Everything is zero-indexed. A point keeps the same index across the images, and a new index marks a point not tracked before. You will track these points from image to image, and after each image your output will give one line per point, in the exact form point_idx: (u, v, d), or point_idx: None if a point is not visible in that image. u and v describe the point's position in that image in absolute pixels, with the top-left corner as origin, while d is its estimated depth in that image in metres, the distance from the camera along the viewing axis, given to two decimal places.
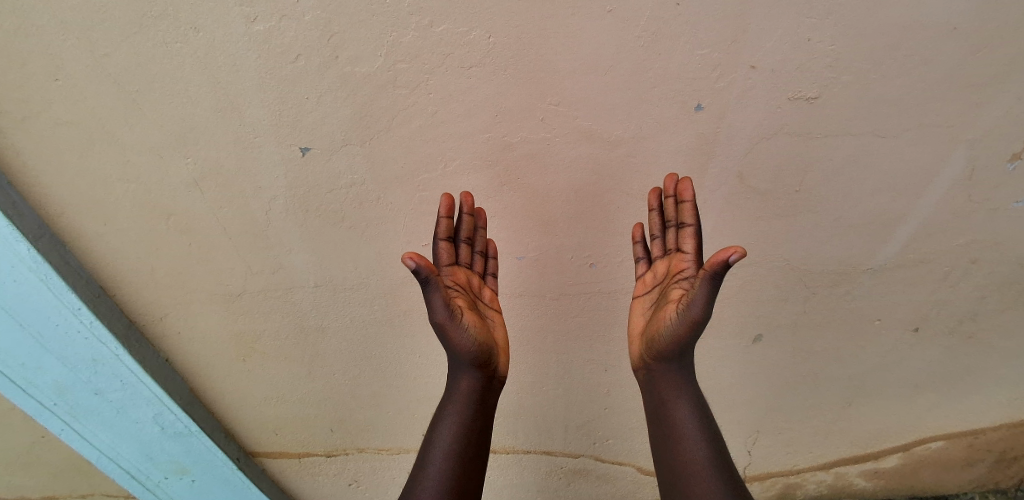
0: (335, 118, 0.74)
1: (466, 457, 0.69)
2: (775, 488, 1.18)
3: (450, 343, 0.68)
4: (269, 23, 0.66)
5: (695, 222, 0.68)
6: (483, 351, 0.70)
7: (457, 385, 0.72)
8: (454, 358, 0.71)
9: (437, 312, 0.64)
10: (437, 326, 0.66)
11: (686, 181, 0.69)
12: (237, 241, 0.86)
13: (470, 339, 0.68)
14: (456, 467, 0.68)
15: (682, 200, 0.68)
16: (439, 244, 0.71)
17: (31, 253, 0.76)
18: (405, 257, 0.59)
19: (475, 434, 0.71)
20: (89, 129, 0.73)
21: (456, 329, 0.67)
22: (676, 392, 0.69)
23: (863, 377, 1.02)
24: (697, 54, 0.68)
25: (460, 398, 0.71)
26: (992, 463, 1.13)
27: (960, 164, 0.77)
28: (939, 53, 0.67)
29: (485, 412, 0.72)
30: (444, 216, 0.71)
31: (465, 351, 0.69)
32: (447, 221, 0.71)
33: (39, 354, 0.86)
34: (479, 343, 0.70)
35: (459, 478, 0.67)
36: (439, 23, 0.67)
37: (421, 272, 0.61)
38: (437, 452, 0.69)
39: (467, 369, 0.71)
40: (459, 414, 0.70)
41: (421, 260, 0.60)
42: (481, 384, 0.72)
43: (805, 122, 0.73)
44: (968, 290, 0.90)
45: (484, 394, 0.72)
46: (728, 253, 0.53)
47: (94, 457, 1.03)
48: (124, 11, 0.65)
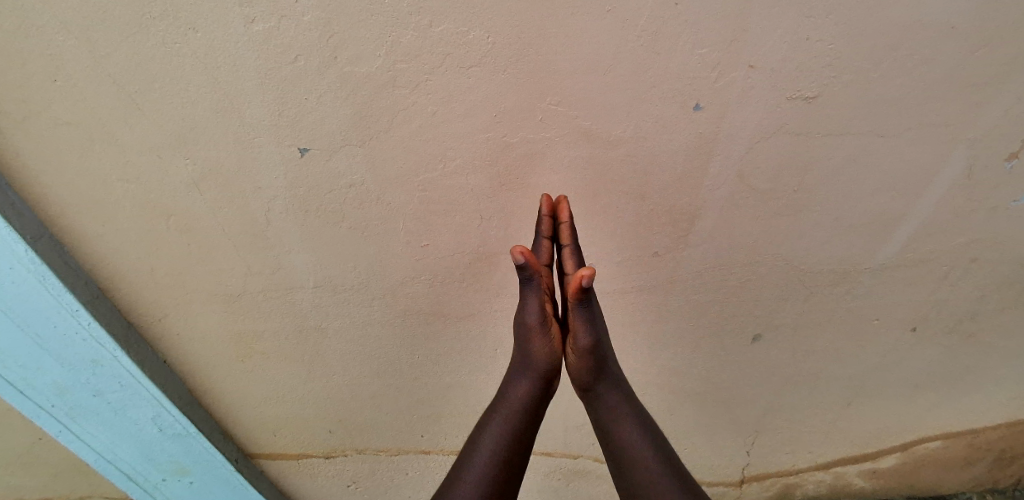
0: (335, 118, 0.74)
1: (509, 463, 0.71)
2: (775, 487, 1.19)
3: (530, 347, 0.73)
4: (268, 23, 0.66)
5: (573, 241, 0.73)
6: (555, 362, 0.74)
7: (514, 391, 0.75)
8: (526, 364, 0.75)
9: (530, 311, 0.71)
10: (525, 326, 0.73)
11: (562, 202, 0.77)
12: (236, 241, 0.86)
13: (549, 349, 0.73)
14: (497, 472, 0.70)
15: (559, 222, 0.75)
16: (541, 240, 0.75)
17: (29, 253, 0.75)
18: (518, 250, 0.65)
19: (520, 443, 0.72)
20: (89, 129, 0.73)
21: (541, 335, 0.72)
22: (618, 412, 0.73)
23: (863, 376, 1.03)
24: (698, 54, 0.68)
25: (510, 403, 0.74)
26: (991, 462, 1.14)
27: (960, 164, 0.77)
28: (940, 54, 0.67)
29: (533, 422, 0.74)
30: (544, 213, 0.76)
31: (540, 358, 0.73)
32: (549, 220, 0.76)
33: (38, 356, 0.85)
34: (554, 356, 0.74)
35: (499, 483, 0.69)
36: (438, 23, 0.66)
37: (526, 268, 0.67)
38: (480, 455, 0.71)
39: (531, 373, 0.74)
40: (505, 420, 0.73)
41: (529, 256, 0.65)
42: (538, 393, 0.75)
43: (805, 122, 0.73)
44: (967, 289, 0.90)
45: (537, 404, 0.75)
46: (581, 277, 0.62)
47: (93, 458, 1.02)
48: (123, 11, 0.64)
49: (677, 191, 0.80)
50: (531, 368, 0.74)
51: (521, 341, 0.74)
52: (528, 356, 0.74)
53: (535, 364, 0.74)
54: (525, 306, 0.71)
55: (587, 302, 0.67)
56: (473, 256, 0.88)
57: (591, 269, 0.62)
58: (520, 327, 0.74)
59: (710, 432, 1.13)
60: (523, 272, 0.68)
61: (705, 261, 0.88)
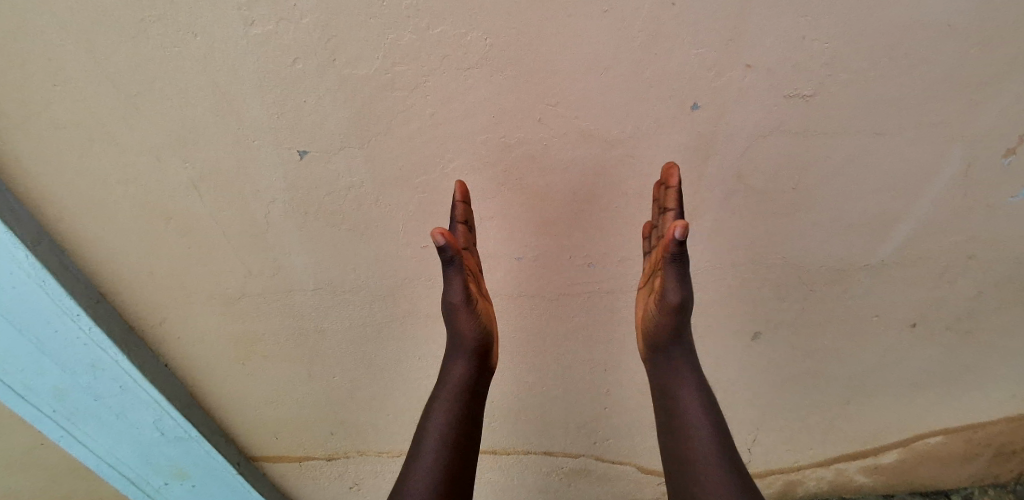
0: (335, 119, 0.74)
1: (458, 447, 0.72)
2: (775, 484, 1.19)
3: (455, 325, 0.73)
4: (267, 26, 0.66)
5: (678, 207, 0.69)
6: (482, 339, 0.76)
7: (451, 372, 0.76)
8: (455, 343, 0.76)
9: (453, 292, 0.70)
10: (450, 306, 0.71)
11: (672, 169, 0.72)
12: (236, 243, 0.86)
13: (475, 323, 0.74)
14: (449, 458, 0.71)
15: (668, 187, 0.70)
16: (456, 226, 0.73)
17: (29, 259, 0.75)
18: (436, 233, 0.64)
19: (463, 427, 0.74)
20: (88, 130, 0.73)
21: (467, 313, 0.72)
22: (681, 380, 0.73)
23: (863, 373, 1.03)
24: (697, 54, 0.68)
25: (450, 385, 0.75)
26: (990, 458, 1.14)
27: (958, 162, 0.77)
28: (938, 53, 0.68)
29: (475, 401, 0.76)
30: (457, 200, 0.74)
31: (467, 334, 0.74)
32: (463, 205, 0.74)
33: (38, 360, 0.85)
34: (481, 330, 0.75)
35: (453, 468, 0.71)
36: (436, 25, 0.67)
37: (447, 251, 0.66)
38: (430, 442, 0.72)
39: (463, 352, 0.76)
40: (448, 404, 0.74)
41: (449, 237, 0.64)
42: (474, 371, 0.77)
43: (804, 121, 0.73)
44: (966, 287, 0.91)
45: (475, 383, 0.77)
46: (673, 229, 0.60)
47: (95, 462, 1.02)
48: (122, 13, 0.64)
49: None
50: (462, 347, 0.76)
51: (449, 321, 0.74)
52: (457, 335, 0.75)
53: (464, 342, 0.75)
54: (447, 288, 0.70)
55: (681, 259, 0.63)
56: None
57: (685, 222, 0.59)
58: (445, 307, 0.73)
59: None
60: (445, 253, 0.67)
61: (705, 260, 0.88)
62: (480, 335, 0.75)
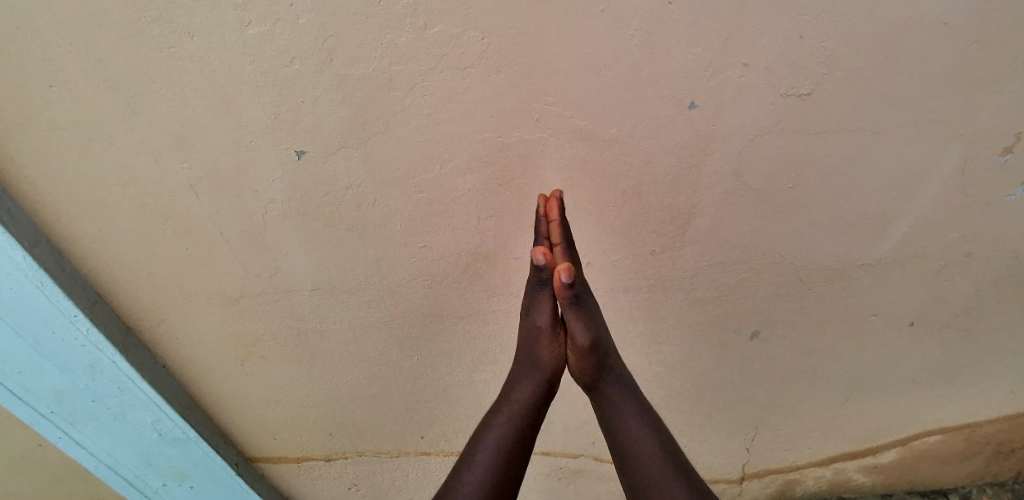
0: (333, 120, 0.74)
1: (511, 462, 0.73)
2: (775, 483, 1.19)
3: (537, 348, 0.78)
4: (264, 26, 0.66)
5: (563, 240, 0.76)
6: (558, 367, 0.79)
7: (517, 391, 0.79)
8: (531, 366, 0.79)
9: (543, 315, 0.77)
10: (536, 328, 0.78)
11: (552, 200, 0.77)
12: (234, 244, 0.85)
13: (556, 351, 0.79)
14: (501, 471, 0.72)
15: (550, 221, 0.76)
16: (546, 244, 0.76)
17: (26, 259, 0.75)
18: (540, 253, 0.70)
19: (522, 443, 0.75)
20: (87, 131, 0.73)
21: (550, 338, 0.78)
22: (621, 405, 0.76)
23: (862, 372, 1.03)
24: (694, 53, 0.68)
25: (515, 403, 0.78)
26: (989, 457, 1.14)
27: (956, 160, 0.77)
28: (935, 51, 0.68)
29: (535, 422, 0.77)
30: (553, 218, 0.76)
31: (547, 359, 0.79)
32: (553, 223, 0.76)
33: (36, 361, 0.85)
34: (560, 358, 0.79)
35: (502, 481, 0.71)
36: (433, 25, 0.66)
37: (545, 271, 0.72)
38: (483, 451, 0.73)
39: (535, 375, 0.79)
40: (509, 419, 0.76)
41: (550, 259, 0.71)
42: (541, 395, 0.79)
43: (801, 119, 0.73)
44: (964, 285, 0.91)
45: (540, 404, 0.78)
46: (560, 273, 0.69)
47: (93, 464, 1.02)
48: (119, 15, 0.64)
49: (674, 190, 0.81)
50: (537, 370, 0.79)
51: (530, 344, 0.79)
52: (535, 358, 0.79)
53: (540, 365, 0.79)
54: (538, 309, 0.77)
55: (577, 299, 0.73)
56: (471, 257, 0.88)
57: (569, 265, 0.68)
58: (530, 329, 0.79)
59: (709, 430, 1.14)
60: (541, 273, 0.73)
61: (703, 259, 0.88)
62: (557, 364, 0.79)
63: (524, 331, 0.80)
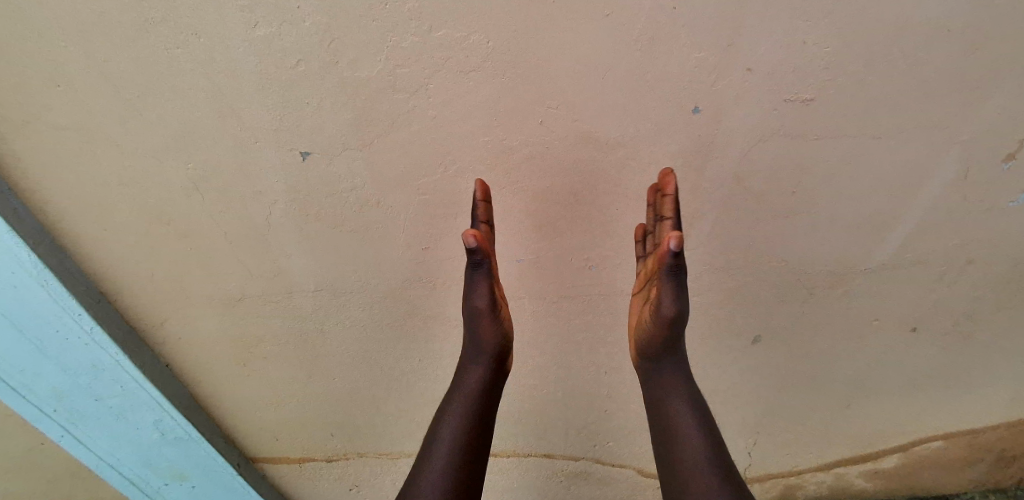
0: (336, 122, 0.74)
1: (470, 451, 0.73)
2: (775, 488, 1.19)
3: (478, 330, 0.76)
4: (269, 29, 0.66)
5: (675, 214, 0.70)
6: (500, 348, 0.78)
7: (468, 377, 0.78)
8: (474, 349, 0.78)
9: (479, 296, 0.73)
10: (475, 311, 0.74)
11: (669, 176, 0.73)
12: (236, 244, 0.86)
13: (496, 331, 0.77)
14: (460, 461, 0.71)
15: (666, 193, 0.71)
16: (479, 227, 0.73)
17: (32, 258, 0.76)
18: (469, 235, 0.66)
19: (476, 431, 0.74)
20: (90, 132, 0.73)
21: (489, 319, 0.75)
22: (672, 390, 0.74)
23: (863, 376, 1.03)
24: (695, 57, 0.69)
25: (467, 389, 0.77)
26: (992, 463, 1.14)
27: (956, 165, 0.77)
28: (935, 56, 0.68)
29: (488, 406, 0.77)
30: (669, 193, 0.71)
31: (488, 341, 0.77)
32: (485, 205, 0.74)
33: (39, 360, 0.85)
34: (501, 338, 0.78)
35: (463, 471, 0.71)
36: (437, 28, 0.67)
37: (478, 253, 0.68)
38: (442, 443, 0.73)
39: (481, 359, 0.78)
40: (464, 407, 0.75)
41: (481, 241, 0.67)
42: (491, 377, 0.78)
43: (802, 124, 0.74)
44: (965, 290, 0.91)
45: (490, 388, 0.78)
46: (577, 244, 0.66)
47: (94, 463, 1.02)
48: (125, 17, 0.65)
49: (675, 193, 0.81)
50: (482, 353, 0.78)
51: (471, 327, 0.77)
52: (477, 341, 0.77)
53: (484, 348, 0.78)
54: (475, 291, 0.73)
55: (677, 271, 0.66)
56: None
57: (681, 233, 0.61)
58: (468, 312, 0.76)
59: None
60: (474, 256, 0.70)
61: (704, 263, 0.88)
62: (499, 344, 0.78)
63: (464, 313, 0.76)
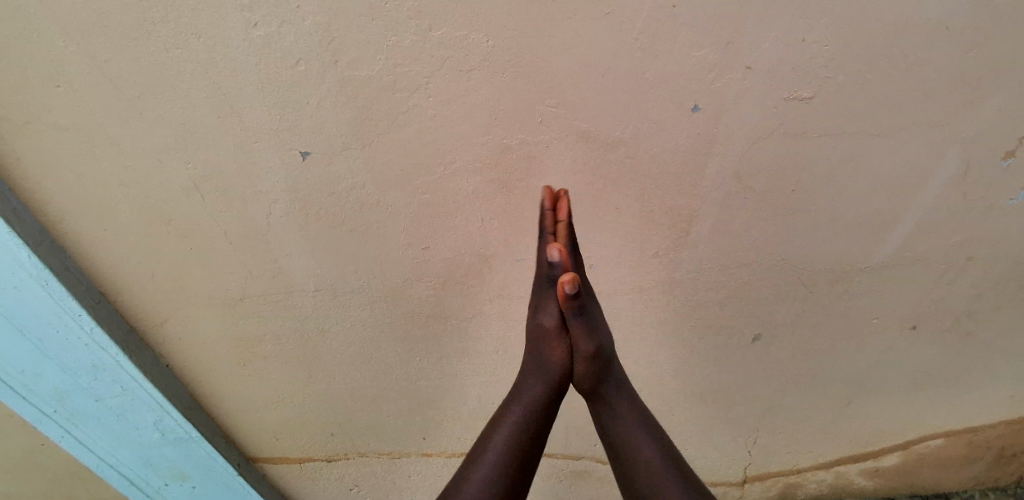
0: (335, 121, 0.74)
1: (516, 465, 0.74)
2: (776, 487, 1.19)
3: (547, 349, 0.79)
4: (269, 28, 0.66)
5: (570, 243, 0.75)
6: (568, 369, 0.79)
7: (527, 391, 0.79)
8: (539, 367, 0.79)
9: (547, 315, 0.77)
10: (543, 329, 0.78)
11: (562, 200, 0.75)
12: (236, 244, 0.86)
13: (567, 351, 0.78)
14: (505, 474, 0.73)
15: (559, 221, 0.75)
16: (546, 237, 0.75)
17: (32, 258, 0.76)
18: (552, 250, 0.69)
19: (528, 444, 0.76)
20: (90, 132, 0.73)
21: (558, 339, 0.78)
22: (623, 411, 0.78)
23: (863, 375, 1.03)
24: (695, 55, 0.69)
25: (525, 403, 0.78)
26: (991, 461, 1.14)
27: (956, 163, 0.77)
28: (935, 54, 0.68)
29: (544, 423, 0.78)
30: (562, 218, 0.75)
31: (556, 361, 0.79)
32: (553, 214, 0.76)
33: (40, 361, 0.85)
34: (571, 358, 0.79)
35: (507, 483, 0.73)
36: (437, 27, 0.67)
37: (557, 270, 0.71)
38: (489, 454, 0.75)
39: (545, 376, 0.79)
40: (516, 419, 0.77)
41: (564, 257, 0.70)
42: (551, 395, 0.78)
43: (802, 122, 0.74)
44: (965, 288, 0.91)
45: (551, 405, 0.78)
46: (563, 283, 0.69)
47: (94, 463, 1.02)
48: (125, 17, 0.65)
49: (675, 192, 0.81)
50: (547, 371, 0.79)
51: (539, 344, 0.79)
52: (545, 358, 0.79)
53: (549, 366, 0.79)
54: (546, 309, 0.77)
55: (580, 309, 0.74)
56: (472, 258, 0.88)
57: (572, 276, 0.68)
58: (537, 327, 0.80)
59: (710, 433, 1.14)
60: (552, 272, 0.72)
61: (704, 261, 0.88)
62: (567, 364, 0.79)
63: (533, 329, 0.80)
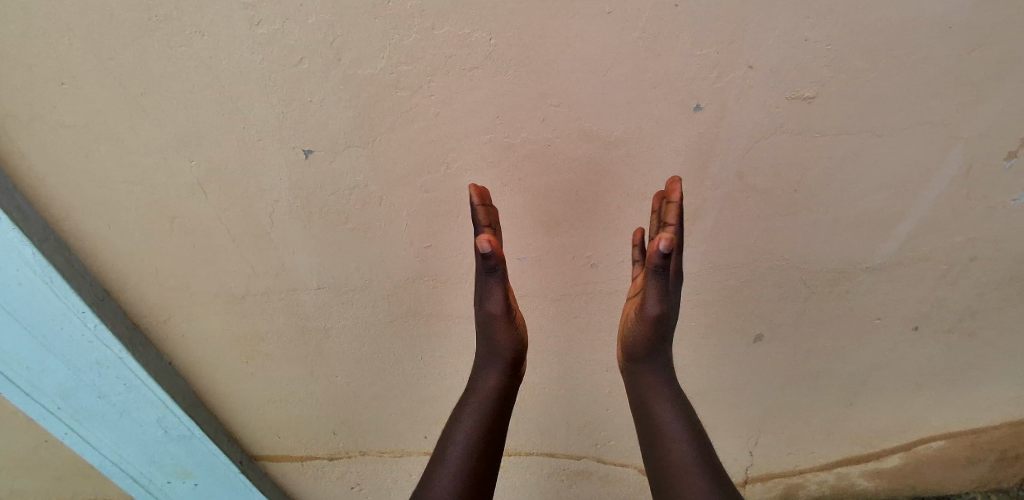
0: (338, 119, 0.74)
1: (482, 457, 0.73)
2: (777, 487, 1.19)
3: (493, 335, 0.76)
4: (273, 26, 0.67)
5: (678, 222, 0.69)
6: (515, 354, 0.78)
7: (483, 382, 0.78)
8: (490, 356, 0.78)
9: (493, 303, 0.73)
10: (489, 316, 0.75)
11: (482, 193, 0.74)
12: (238, 242, 0.86)
13: (512, 337, 0.76)
14: (472, 467, 0.72)
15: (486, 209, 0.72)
16: (482, 229, 0.72)
17: (37, 256, 0.76)
18: (480, 240, 0.66)
19: (490, 434, 0.75)
20: (94, 129, 0.74)
21: (505, 325, 0.75)
22: (657, 393, 0.75)
23: (865, 375, 1.03)
24: (697, 54, 0.69)
25: (482, 394, 0.77)
26: (994, 462, 1.13)
27: (958, 163, 0.77)
28: (939, 55, 0.68)
29: (502, 413, 0.77)
30: (673, 200, 0.70)
31: (504, 347, 0.77)
32: (484, 210, 0.73)
33: (44, 358, 0.85)
34: (517, 343, 0.78)
35: (476, 475, 0.72)
36: (440, 26, 0.67)
37: (491, 258, 0.68)
38: (456, 447, 0.73)
39: (496, 365, 0.78)
40: (477, 411, 0.76)
41: (494, 245, 0.67)
42: (504, 383, 0.78)
43: (805, 121, 0.74)
44: (968, 288, 0.91)
45: (504, 393, 0.78)
46: (658, 241, 0.62)
47: (98, 460, 1.03)
48: (130, 15, 0.65)
49: (678, 191, 0.81)
50: (497, 358, 0.78)
51: (486, 330, 0.77)
52: (494, 346, 0.77)
53: (499, 353, 0.77)
54: (490, 297, 0.73)
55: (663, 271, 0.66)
56: (475, 257, 0.88)
57: (672, 235, 0.61)
58: (483, 317, 0.76)
59: (712, 433, 1.14)
60: (487, 262, 0.69)
61: (706, 261, 0.88)
62: (514, 350, 0.78)
63: (478, 318, 0.77)
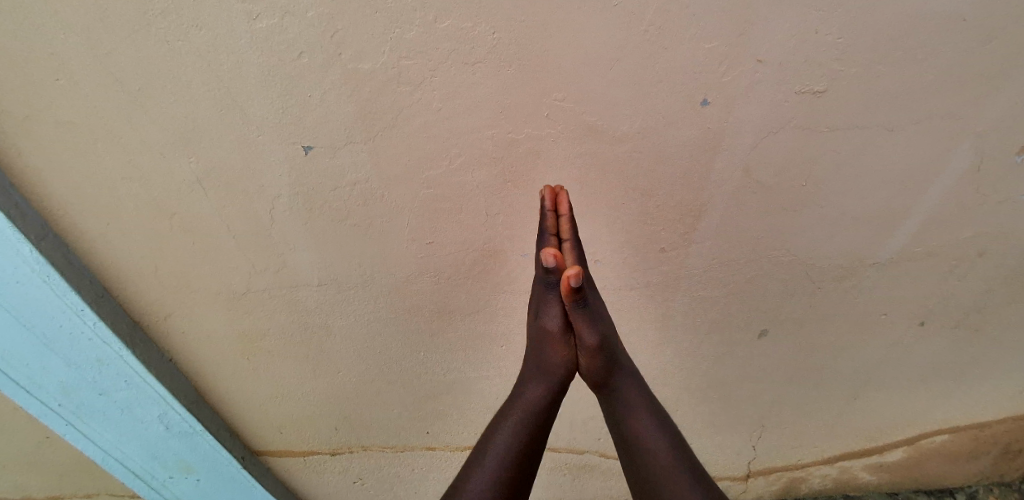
0: (338, 115, 0.73)
1: (520, 465, 0.71)
2: (780, 481, 1.19)
3: (548, 352, 0.80)
4: (272, 21, 0.65)
5: (573, 236, 0.77)
6: (567, 371, 0.79)
7: (528, 393, 0.78)
8: (542, 369, 0.79)
9: (551, 318, 0.79)
10: (544, 332, 0.80)
11: (561, 193, 0.78)
12: (240, 238, 0.85)
13: (566, 356, 0.79)
14: (508, 474, 0.70)
15: (560, 214, 0.77)
16: (546, 238, 0.77)
17: (34, 254, 0.75)
18: (547, 255, 0.72)
19: (532, 443, 0.73)
20: (90, 128, 0.72)
21: (559, 342, 0.79)
22: (634, 405, 0.75)
23: (870, 371, 1.02)
24: (703, 47, 0.67)
25: (525, 404, 0.76)
26: (997, 455, 1.14)
27: (966, 157, 0.76)
28: (953, 46, 0.67)
29: (546, 426, 0.76)
30: (564, 213, 0.77)
31: (557, 364, 0.79)
32: (553, 216, 0.77)
33: (43, 355, 0.85)
34: (571, 362, 0.80)
35: (512, 483, 0.70)
36: (443, 19, 0.65)
37: (553, 272, 0.74)
38: (494, 453, 0.72)
39: (546, 380, 0.78)
40: (521, 419, 0.75)
41: (559, 260, 0.72)
42: (552, 396, 0.77)
43: (813, 116, 0.72)
44: (976, 282, 0.90)
45: (550, 407, 0.77)
46: (568, 278, 0.70)
47: (100, 457, 1.02)
48: (124, 9, 0.63)
49: (681, 188, 0.80)
50: (550, 373, 0.78)
51: (540, 347, 0.81)
52: (546, 362, 0.80)
53: (551, 370, 0.79)
54: (547, 312, 0.79)
55: (584, 301, 0.75)
56: (478, 253, 0.88)
57: (577, 269, 0.69)
58: (539, 335, 0.81)
59: (714, 429, 1.14)
60: (547, 275, 0.75)
61: (712, 256, 0.88)
62: (567, 367, 0.79)
63: (534, 334, 0.81)
